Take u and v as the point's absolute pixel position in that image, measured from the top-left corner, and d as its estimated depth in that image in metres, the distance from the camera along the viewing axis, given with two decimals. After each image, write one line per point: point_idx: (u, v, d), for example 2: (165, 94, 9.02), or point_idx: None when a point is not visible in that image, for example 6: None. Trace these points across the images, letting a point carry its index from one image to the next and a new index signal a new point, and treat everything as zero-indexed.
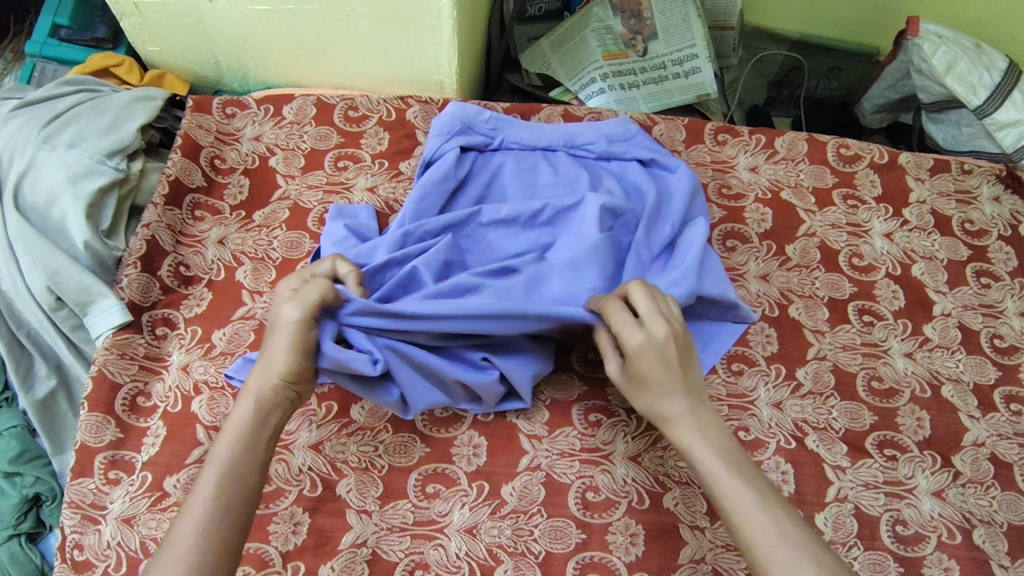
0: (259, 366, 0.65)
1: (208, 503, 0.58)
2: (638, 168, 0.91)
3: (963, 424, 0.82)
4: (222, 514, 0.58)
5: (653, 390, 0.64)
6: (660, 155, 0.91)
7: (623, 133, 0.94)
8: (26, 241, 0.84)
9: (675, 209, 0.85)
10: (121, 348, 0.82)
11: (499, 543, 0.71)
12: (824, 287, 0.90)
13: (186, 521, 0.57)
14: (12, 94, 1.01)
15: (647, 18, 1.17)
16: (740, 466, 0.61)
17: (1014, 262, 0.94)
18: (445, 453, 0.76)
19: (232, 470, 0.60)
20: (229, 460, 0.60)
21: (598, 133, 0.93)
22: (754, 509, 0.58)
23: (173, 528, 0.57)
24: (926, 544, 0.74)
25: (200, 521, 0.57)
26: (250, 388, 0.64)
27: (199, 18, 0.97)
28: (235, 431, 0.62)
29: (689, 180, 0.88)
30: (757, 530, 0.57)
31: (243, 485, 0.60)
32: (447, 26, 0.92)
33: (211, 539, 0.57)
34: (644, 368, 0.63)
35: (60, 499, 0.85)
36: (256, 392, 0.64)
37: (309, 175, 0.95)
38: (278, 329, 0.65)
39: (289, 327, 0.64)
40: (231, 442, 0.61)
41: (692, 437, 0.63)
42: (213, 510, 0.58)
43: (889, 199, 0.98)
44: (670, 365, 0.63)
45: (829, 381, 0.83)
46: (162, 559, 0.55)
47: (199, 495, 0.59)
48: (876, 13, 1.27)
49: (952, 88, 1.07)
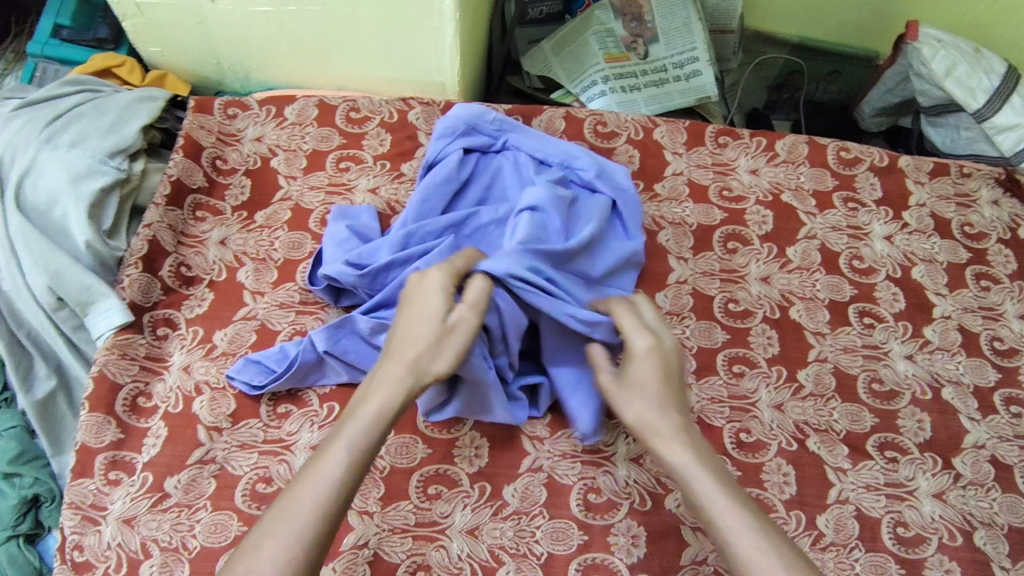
0: (411, 352, 0.63)
1: (331, 486, 0.57)
2: (608, 204, 0.87)
3: (963, 426, 0.82)
4: (341, 503, 0.57)
5: (645, 398, 0.65)
6: (628, 215, 0.88)
7: (617, 183, 0.90)
8: (28, 241, 0.84)
9: (616, 256, 0.83)
10: (122, 348, 0.81)
11: (501, 545, 0.71)
12: (825, 290, 0.90)
13: (304, 500, 0.57)
14: (14, 94, 1.01)
15: (648, 21, 1.17)
16: (731, 487, 0.61)
17: (1013, 265, 0.94)
18: (447, 454, 0.76)
19: (361, 460, 0.59)
20: (361, 448, 0.59)
21: (595, 161, 0.90)
22: (748, 533, 0.57)
23: (289, 499, 0.57)
24: (927, 546, 0.74)
25: (325, 498, 0.57)
26: (398, 371, 0.63)
27: (202, 19, 0.97)
28: (374, 417, 0.61)
29: (631, 250, 0.85)
30: (753, 554, 0.56)
31: (362, 475, 0.60)
32: (450, 28, 0.92)
33: (327, 525, 0.56)
34: (647, 374, 0.66)
35: (59, 500, 0.85)
36: (406, 384, 0.62)
37: (310, 176, 0.95)
38: (441, 318, 0.65)
39: (463, 331, 0.65)
40: (368, 426, 0.60)
41: (682, 452, 0.63)
42: (335, 495, 0.57)
43: (888, 202, 0.98)
44: (668, 379, 0.67)
45: (829, 384, 0.83)
46: (271, 526, 0.55)
47: (323, 474, 0.58)
48: (875, 17, 1.27)
49: (951, 91, 1.08)
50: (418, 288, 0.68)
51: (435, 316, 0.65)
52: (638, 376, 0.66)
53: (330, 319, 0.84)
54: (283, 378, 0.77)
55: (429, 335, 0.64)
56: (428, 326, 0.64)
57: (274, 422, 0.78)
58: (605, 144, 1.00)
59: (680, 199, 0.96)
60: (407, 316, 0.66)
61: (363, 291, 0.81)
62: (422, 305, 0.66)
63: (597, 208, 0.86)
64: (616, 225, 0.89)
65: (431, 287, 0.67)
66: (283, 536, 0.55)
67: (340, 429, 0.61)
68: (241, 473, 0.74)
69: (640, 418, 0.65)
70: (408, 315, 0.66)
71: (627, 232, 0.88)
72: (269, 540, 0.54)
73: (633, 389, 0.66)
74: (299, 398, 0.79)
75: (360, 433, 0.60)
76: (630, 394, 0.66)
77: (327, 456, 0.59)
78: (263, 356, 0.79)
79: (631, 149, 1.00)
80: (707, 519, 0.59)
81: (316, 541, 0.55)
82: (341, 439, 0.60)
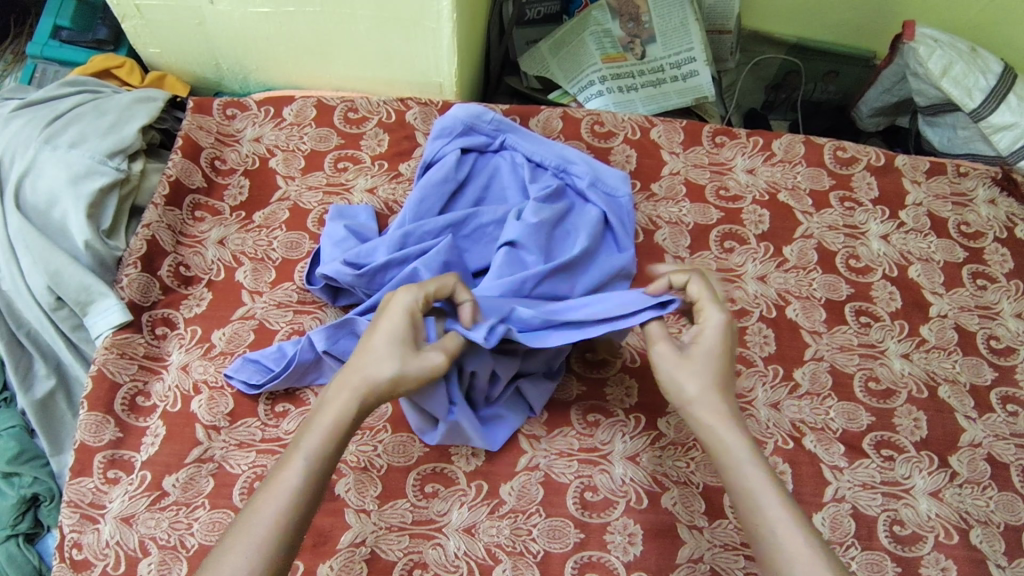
0: (364, 367, 0.61)
1: (288, 499, 0.57)
2: (600, 219, 0.87)
3: (960, 425, 0.82)
4: (298, 516, 0.57)
5: (704, 374, 0.62)
6: (619, 227, 0.88)
7: (610, 190, 0.91)
8: (27, 240, 0.85)
9: (603, 273, 0.83)
10: (120, 347, 0.82)
11: (498, 543, 0.71)
12: (821, 288, 0.90)
13: (261, 514, 0.56)
14: (14, 95, 1.02)
15: (645, 21, 1.18)
16: (776, 479, 0.59)
17: (1009, 263, 0.94)
18: (444, 453, 0.76)
19: (318, 471, 0.59)
20: (321, 460, 0.59)
21: (590, 169, 0.91)
22: (797, 533, 0.56)
23: (249, 509, 0.57)
24: (923, 544, 0.74)
25: (282, 513, 0.57)
26: (352, 383, 0.61)
27: (200, 20, 0.98)
28: (330, 429, 0.60)
29: (620, 264, 0.85)
30: (784, 535, 0.56)
31: (322, 484, 0.59)
32: (447, 28, 0.92)
33: (285, 540, 0.56)
34: (713, 347, 0.63)
35: (59, 499, 0.86)
36: (360, 398, 0.61)
37: (309, 176, 0.96)
38: (405, 337, 0.62)
39: (422, 363, 0.62)
40: (324, 436, 0.60)
41: (731, 433, 0.61)
42: (292, 508, 0.57)
43: (885, 200, 0.98)
44: (727, 356, 0.64)
45: (825, 382, 0.83)
46: (232, 536, 0.56)
47: (282, 487, 0.58)
48: (873, 18, 1.27)
49: (947, 91, 1.08)
50: (389, 299, 0.64)
51: (399, 333, 0.62)
52: (704, 352, 0.63)
53: (328, 319, 0.85)
54: (280, 378, 0.77)
55: (390, 352, 0.61)
56: (390, 343, 0.61)
57: (272, 421, 0.78)
58: (602, 143, 1.01)
59: (678, 198, 0.96)
60: (371, 328, 0.63)
61: (360, 291, 0.82)
62: (386, 321, 0.63)
63: (588, 224, 0.86)
64: (608, 238, 0.88)
65: (401, 305, 0.63)
66: (239, 550, 0.54)
67: (298, 440, 0.60)
68: (239, 472, 0.75)
69: (699, 395, 0.62)
70: (373, 327, 0.64)
71: (618, 245, 0.88)
72: (228, 554, 0.54)
73: (699, 363, 0.63)
74: (297, 398, 0.79)
75: (318, 443, 0.59)
76: (691, 370, 0.62)
77: (287, 466, 0.59)
78: (261, 356, 0.79)
79: (628, 149, 1.00)
80: (750, 499, 0.58)
81: (274, 555, 0.55)
82: (298, 450, 0.59)
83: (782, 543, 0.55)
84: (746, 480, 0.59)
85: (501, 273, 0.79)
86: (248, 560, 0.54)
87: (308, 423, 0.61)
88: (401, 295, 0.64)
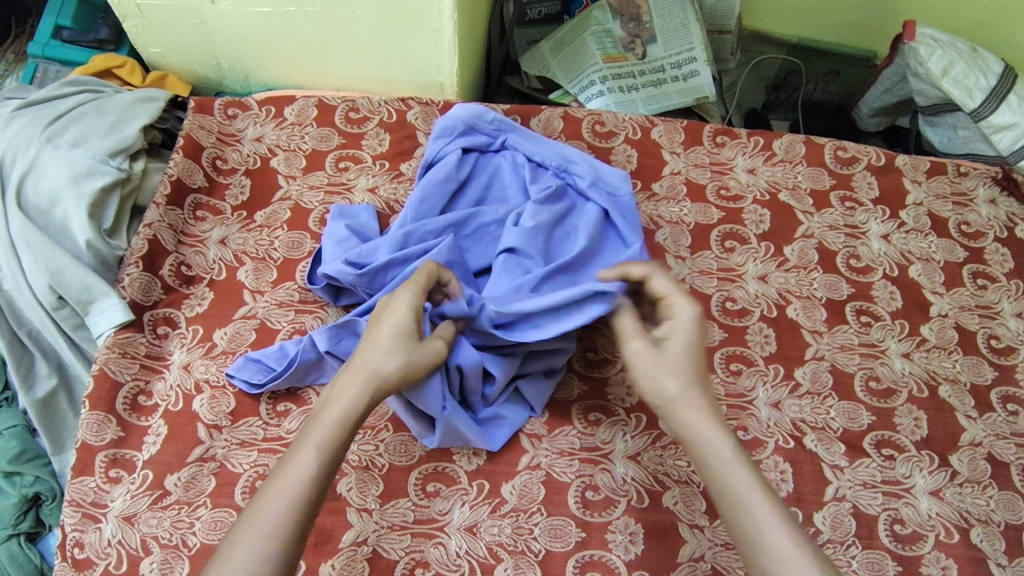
0: (371, 361, 0.62)
1: (298, 493, 0.57)
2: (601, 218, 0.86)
3: (960, 425, 0.82)
4: (308, 509, 0.57)
5: (682, 372, 0.62)
6: (621, 225, 0.86)
7: (612, 190, 0.90)
8: (28, 240, 0.85)
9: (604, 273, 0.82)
10: (122, 347, 0.82)
11: (499, 542, 0.71)
12: (822, 288, 0.90)
13: (272, 508, 0.56)
14: (15, 94, 1.02)
15: (646, 21, 1.18)
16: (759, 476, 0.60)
17: (1010, 263, 0.95)
18: (445, 452, 0.76)
19: (328, 464, 0.59)
20: (330, 453, 0.59)
21: (591, 168, 0.91)
22: (785, 531, 0.56)
23: (258, 505, 0.57)
24: (923, 543, 0.74)
25: (292, 507, 0.57)
26: (360, 377, 0.61)
27: (201, 20, 0.98)
28: (339, 423, 0.60)
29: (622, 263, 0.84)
30: (773, 534, 0.56)
31: (330, 477, 0.59)
32: (448, 28, 0.92)
33: (296, 533, 0.56)
34: (688, 344, 0.64)
35: (60, 499, 0.86)
36: (369, 392, 0.61)
37: (310, 176, 0.96)
38: (409, 331, 0.63)
39: (424, 354, 0.64)
40: (333, 431, 0.60)
41: (713, 432, 0.61)
42: (302, 502, 0.57)
43: (885, 200, 0.98)
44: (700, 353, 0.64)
45: (826, 382, 0.83)
46: (242, 532, 0.55)
47: (291, 481, 0.58)
48: (873, 18, 1.28)
49: (947, 91, 1.08)
50: (391, 299, 0.66)
51: (404, 327, 0.63)
52: (680, 350, 0.63)
53: (330, 319, 0.85)
54: (282, 378, 0.77)
55: (395, 345, 0.62)
56: (395, 337, 0.62)
57: (273, 420, 0.78)
58: (602, 143, 1.01)
59: (678, 198, 0.97)
60: (375, 325, 0.64)
61: (362, 291, 0.82)
62: (390, 316, 0.64)
63: (588, 223, 0.85)
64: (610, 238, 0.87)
65: (404, 302, 0.64)
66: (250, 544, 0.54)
67: (304, 435, 0.60)
68: (241, 471, 0.75)
69: (679, 394, 0.62)
70: (376, 324, 0.64)
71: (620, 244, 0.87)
72: (239, 549, 0.54)
73: (676, 361, 0.63)
74: (298, 397, 0.79)
75: (327, 436, 0.59)
76: (670, 367, 0.62)
77: (296, 461, 0.58)
78: (263, 355, 0.79)
79: (629, 149, 1.00)
80: (737, 499, 0.58)
81: (286, 548, 0.55)
82: (307, 444, 0.59)
83: (772, 543, 0.56)
84: (732, 480, 0.59)
85: (501, 275, 0.80)
86: (259, 555, 0.54)
87: (315, 418, 0.61)
88: (403, 292, 0.65)
